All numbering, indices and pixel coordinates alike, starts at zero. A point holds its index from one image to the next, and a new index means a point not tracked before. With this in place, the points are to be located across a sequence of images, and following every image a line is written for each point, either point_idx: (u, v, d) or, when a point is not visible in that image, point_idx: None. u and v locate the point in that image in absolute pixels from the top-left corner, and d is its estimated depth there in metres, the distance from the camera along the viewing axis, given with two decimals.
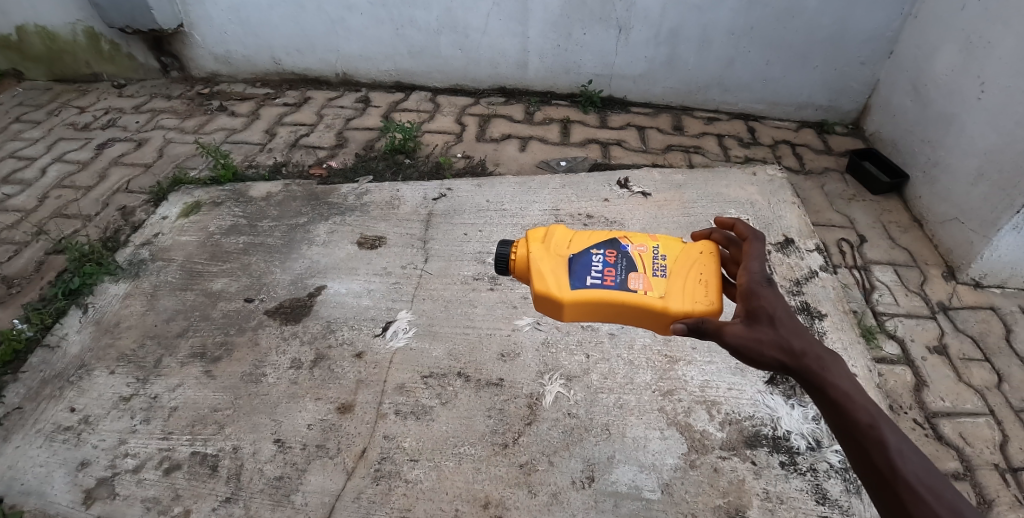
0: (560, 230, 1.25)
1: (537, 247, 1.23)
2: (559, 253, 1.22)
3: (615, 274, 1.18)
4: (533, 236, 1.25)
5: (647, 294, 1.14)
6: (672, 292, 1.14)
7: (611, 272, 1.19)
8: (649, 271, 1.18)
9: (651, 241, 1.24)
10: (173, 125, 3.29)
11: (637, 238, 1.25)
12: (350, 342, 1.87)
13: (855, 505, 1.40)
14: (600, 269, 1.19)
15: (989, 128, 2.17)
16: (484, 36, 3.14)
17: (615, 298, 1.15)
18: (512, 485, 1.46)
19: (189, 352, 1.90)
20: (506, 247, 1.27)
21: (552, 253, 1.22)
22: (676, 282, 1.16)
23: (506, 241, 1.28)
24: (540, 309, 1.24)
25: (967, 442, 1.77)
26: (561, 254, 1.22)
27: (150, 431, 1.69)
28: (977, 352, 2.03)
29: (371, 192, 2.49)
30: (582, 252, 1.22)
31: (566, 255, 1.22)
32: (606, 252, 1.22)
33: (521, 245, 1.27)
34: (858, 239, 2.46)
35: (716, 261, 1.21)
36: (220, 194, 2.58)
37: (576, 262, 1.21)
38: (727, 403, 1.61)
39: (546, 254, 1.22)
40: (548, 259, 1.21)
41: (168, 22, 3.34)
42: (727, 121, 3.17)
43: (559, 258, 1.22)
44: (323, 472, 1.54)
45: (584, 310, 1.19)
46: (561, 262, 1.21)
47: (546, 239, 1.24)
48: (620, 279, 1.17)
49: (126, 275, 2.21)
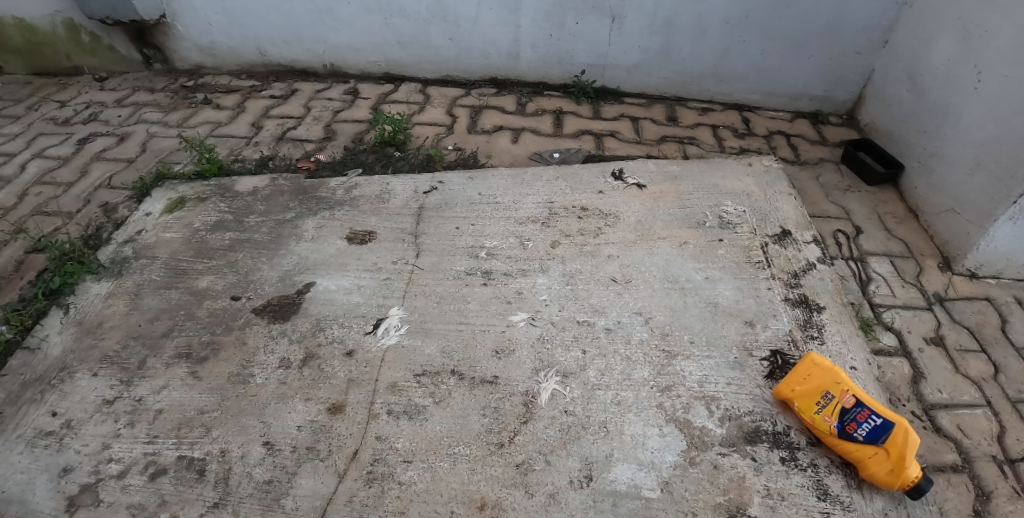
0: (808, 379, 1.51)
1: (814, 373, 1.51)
2: (868, 463, 1.39)
3: (877, 417, 1.39)
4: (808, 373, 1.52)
5: (851, 386, 1.44)
6: (824, 371, 1.49)
7: (865, 410, 1.41)
8: (828, 398, 1.46)
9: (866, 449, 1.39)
10: (157, 118, 3.20)
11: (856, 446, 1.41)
12: (341, 340, 1.82)
13: (856, 500, 1.38)
14: (882, 425, 1.38)
15: (986, 118, 2.15)
16: (475, 25, 3.08)
17: (875, 405, 1.40)
18: (508, 486, 1.43)
19: (175, 352, 1.85)
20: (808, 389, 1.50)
21: (897, 440, 1.36)
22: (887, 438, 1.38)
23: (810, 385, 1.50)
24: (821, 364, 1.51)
25: (965, 434, 1.76)
26: (881, 450, 1.37)
27: (135, 435, 1.64)
28: (973, 342, 2.02)
29: (360, 186, 2.42)
30: (869, 445, 1.39)
31: (885, 446, 1.37)
32: (851, 448, 1.42)
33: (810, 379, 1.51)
34: (854, 230, 2.44)
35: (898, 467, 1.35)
36: (205, 189, 2.51)
37: (874, 439, 1.38)
38: (726, 398, 1.58)
39: (897, 467, 1.35)
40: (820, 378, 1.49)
41: (149, 12, 3.25)
42: (721, 111, 3.14)
43: (899, 451, 1.35)
44: (314, 475, 1.50)
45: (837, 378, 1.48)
46: (905, 442, 1.35)
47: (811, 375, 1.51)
48: (857, 404, 1.42)
49: (108, 274, 2.15)
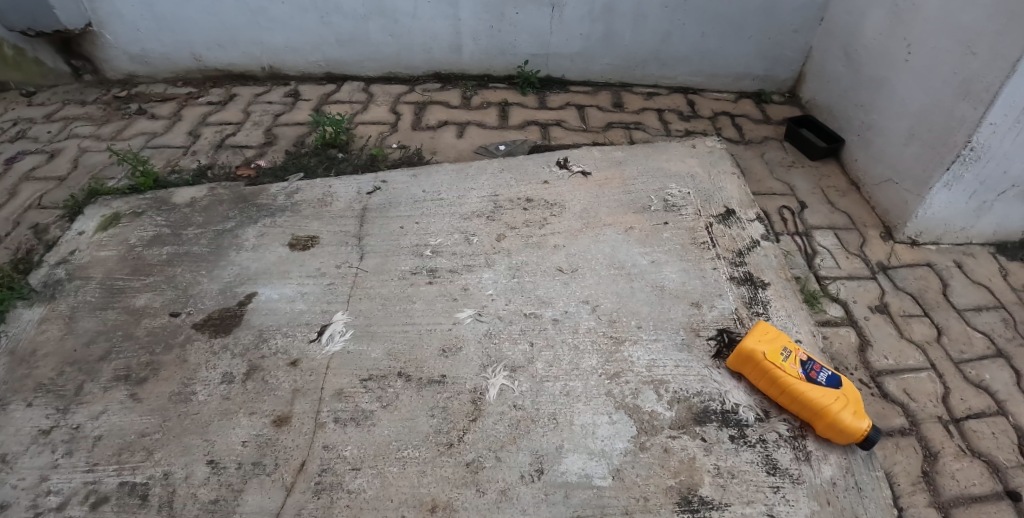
0: (765, 337, 1.58)
1: (769, 333, 1.59)
2: (836, 405, 1.43)
3: (830, 369, 1.52)
4: (765, 332, 1.59)
5: (801, 348, 1.59)
6: (777, 336, 1.60)
7: (818, 364, 1.53)
8: (787, 353, 1.55)
9: (830, 397, 1.45)
10: (89, 132, 3.06)
11: (820, 394, 1.45)
12: (284, 350, 1.76)
13: (805, 472, 1.40)
14: (834, 377, 1.51)
15: (918, 89, 2.20)
16: (414, 20, 3.02)
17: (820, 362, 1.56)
18: (459, 485, 1.40)
19: (113, 375, 1.76)
20: (768, 344, 1.55)
21: (848, 391, 1.48)
22: (841, 386, 1.49)
23: (768, 342, 1.56)
24: (771, 327, 1.62)
25: (911, 397, 1.80)
26: (840, 397, 1.46)
27: (73, 464, 1.55)
28: (916, 308, 2.08)
29: (301, 190, 2.35)
30: (831, 392, 1.47)
31: (842, 392, 1.47)
32: (816, 396, 1.45)
33: (767, 339, 1.58)
34: (799, 205, 2.48)
35: (856, 411, 1.43)
36: (141, 203, 2.41)
37: (833, 385, 1.48)
38: (675, 381, 1.59)
39: (857, 411, 1.44)
40: (775, 339, 1.58)
41: (74, 22, 3.08)
42: (667, 95, 3.16)
43: (854, 398, 1.47)
44: (261, 491, 1.44)
45: (785, 340, 1.60)
46: (853, 393, 1.49)
47: (768, 334, 1.59)
48: (810, 359, 1.55)
49: (40, 298, 2.04)
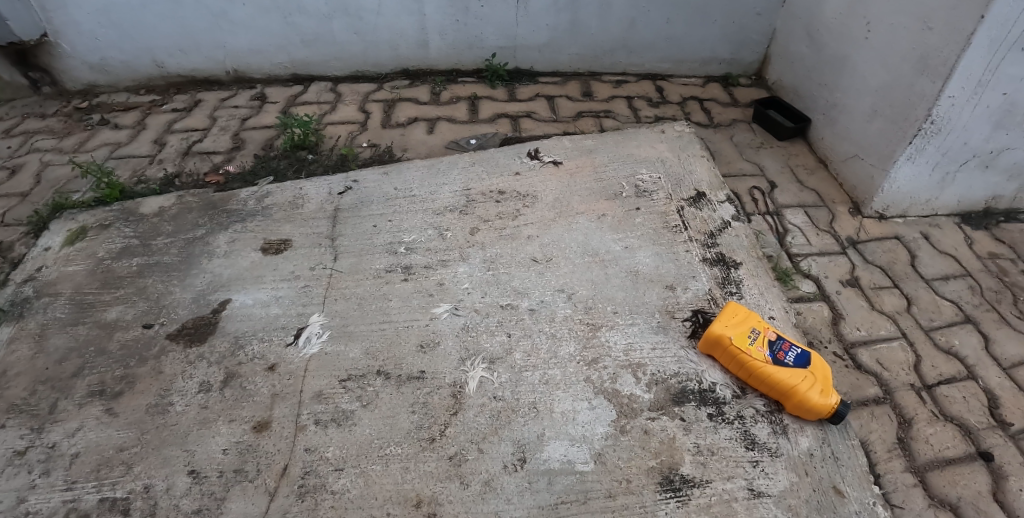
0: (733, 319, 1.61)
1: (738, 315, 1.62)
2: (804, 384, 1.47)
3: (798, 347, 1.56)
4: (733, 315, 1.62)
5: (770, 326, 1.62)
6: (746, 316, 1.63)
7: (787, 342, 1.57)
8: (756, 334, 1.58)
9: (797, 376, 1.48)
10: (51, 146, 2.98)
11: (786, 374, 1.49)
12: (261, 356, 1.74)
13: (782, 445, 1.43)
14: (802, 354, 1.54)
15: (878, 65, 2.25)
16: (379, 17, 2.99)
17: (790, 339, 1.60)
18: (443, 479, 1.40)
19: (87, 391, 1.73)
20: (736, 327, 1.59)
21: (817, 367, 1.51)
22: (809, 363, 1.52)
23: (737, 325, 1.59)
24: (740, 307, 1.65)
25: (884, 367, 1.84)
26: (809, 373, 1.50)
27: (50, 484, 1.52)
28: (886, 280, 2.13)
29: (272, 193, 2.33)
30: (799, 370, 1.50)
31: (810, 369, 1.51)
32: (784, 376, 1.49)
33: (736, 321, 1.61)
34: (768, 185, 2.52)
35: (824, 388, 1.47)
36: (108, 215, 2.35)
37: (801, 364, 1.51)
38: (653, 363, 1.61)
39: (825, 387, 1.47)
40: (744, 320, 1.61)
41: (28, 33, 2.99)
42: (636, 83, 3.18)
43: (823, 373, 1.50)
44: (244, 497, 1.43)
45: (755, 320, 1.62)
46: (821, 368, 1.53)
47: (737, 316, 1.62)
48: (778, 338, 1.58)
49: (8, 317, 1.98)
